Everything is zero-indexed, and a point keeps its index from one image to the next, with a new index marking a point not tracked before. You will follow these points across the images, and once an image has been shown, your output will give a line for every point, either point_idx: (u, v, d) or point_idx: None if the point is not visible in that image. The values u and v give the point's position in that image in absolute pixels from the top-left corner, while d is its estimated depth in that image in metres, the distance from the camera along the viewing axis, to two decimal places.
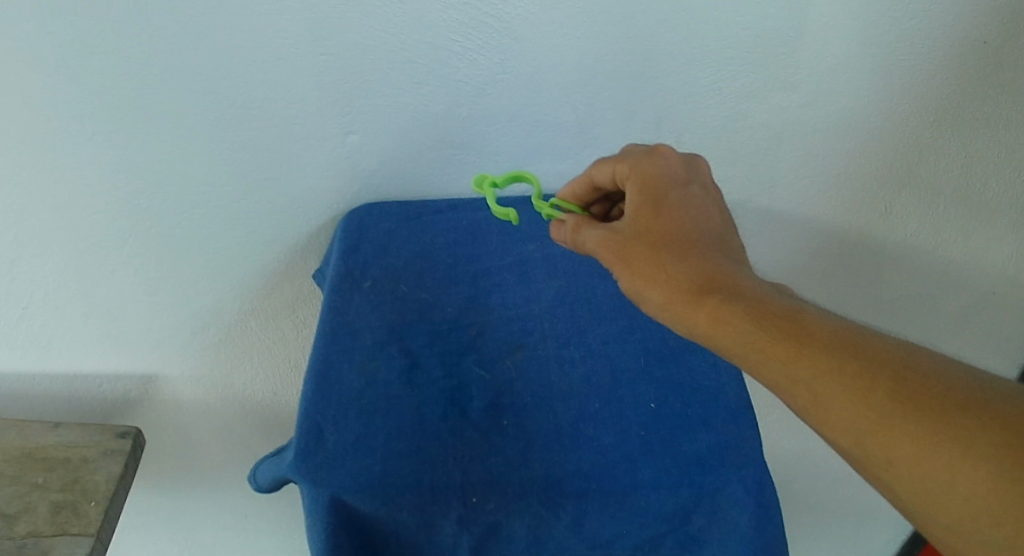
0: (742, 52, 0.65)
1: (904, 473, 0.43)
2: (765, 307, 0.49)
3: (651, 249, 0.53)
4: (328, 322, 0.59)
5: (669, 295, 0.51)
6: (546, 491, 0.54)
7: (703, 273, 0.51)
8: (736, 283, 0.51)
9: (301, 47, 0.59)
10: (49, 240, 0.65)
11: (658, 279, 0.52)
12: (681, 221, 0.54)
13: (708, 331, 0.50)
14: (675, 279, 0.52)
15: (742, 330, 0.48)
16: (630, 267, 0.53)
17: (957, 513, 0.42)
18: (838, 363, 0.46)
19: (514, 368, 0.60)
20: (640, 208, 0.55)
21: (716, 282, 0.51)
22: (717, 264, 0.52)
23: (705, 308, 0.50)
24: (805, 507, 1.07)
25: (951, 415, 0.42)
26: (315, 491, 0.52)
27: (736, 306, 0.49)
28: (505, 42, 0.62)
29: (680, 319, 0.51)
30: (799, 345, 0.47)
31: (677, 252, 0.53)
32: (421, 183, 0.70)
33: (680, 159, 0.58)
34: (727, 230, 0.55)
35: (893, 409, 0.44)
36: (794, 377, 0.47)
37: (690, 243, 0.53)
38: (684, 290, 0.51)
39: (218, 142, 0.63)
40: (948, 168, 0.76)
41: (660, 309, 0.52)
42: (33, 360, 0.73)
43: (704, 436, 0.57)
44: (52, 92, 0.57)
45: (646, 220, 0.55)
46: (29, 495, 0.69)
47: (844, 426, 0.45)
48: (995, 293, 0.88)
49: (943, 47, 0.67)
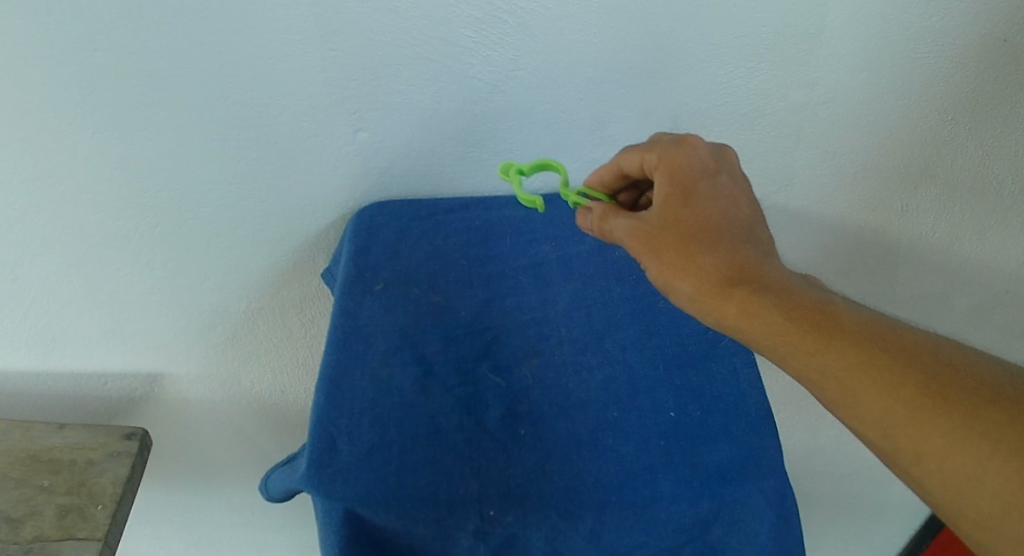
0: (760, 49, 0.64)
1: (933, 467, 0.43)
2: (796, 299, 0.48)
3: (678, 239, 0.51)
4: (339, 326, 0.58)
5: (698, 286, 0.50)
6: (565, 502, 0.53)
7: (732, 264, 0.50)
8: (767, 275, 0.50)
9: (310, 44, 0.57)
10: (51, 239, 0.63)
11: (686, 270, 0.51)
12: (710, 211, 0.52)
13: (737, 322, 0.49)
14: (703, 269, 0.50)
15: (774, 323, 0.48)
16: (656, 257, 0.52)
17: (985, 507, 0.42)
18: (868, 356, 0.46)
19: (531, 375, 0.58)
20: (668, 198, 0.53)
21: (746, 273, 0.50)
22: (747, 255, 0.51)
23: (734, 299, 0.49)
24: (815, 503, 1.07)
25: (981, 409, 0.43)
26: (329, 504, 0.50)
27: (766, 297, 0.48)
28: (519, 38, 0.60)
29: (708, 311, 0.50)
30: (830, 339, 0.46)
31: (706, 242, 0.51)
32: (432, 181, 0.68)
33: (709, 148, 0.55)
34: (755, 220, 0.53)
35: (924, 403, 0.44)
36: (824, 370, 0.46)
37: (718, 234, 0.51)
38: (715, 281, 0.50)
39: (225, 139, 0.61)
40: (965, 166, 0.74)
41: (688, 300, 0.51)
42: (36, 359, 0.72)
43: (724, 447, 0.56)
44: (52, 91, 0.55)
45: (675, 210, 0.53)
46: (34, 499, 0.68)
47: (875, 420, 0.45)
48: (1007, 291, 0.87)
49: (966, 45, 0.65)
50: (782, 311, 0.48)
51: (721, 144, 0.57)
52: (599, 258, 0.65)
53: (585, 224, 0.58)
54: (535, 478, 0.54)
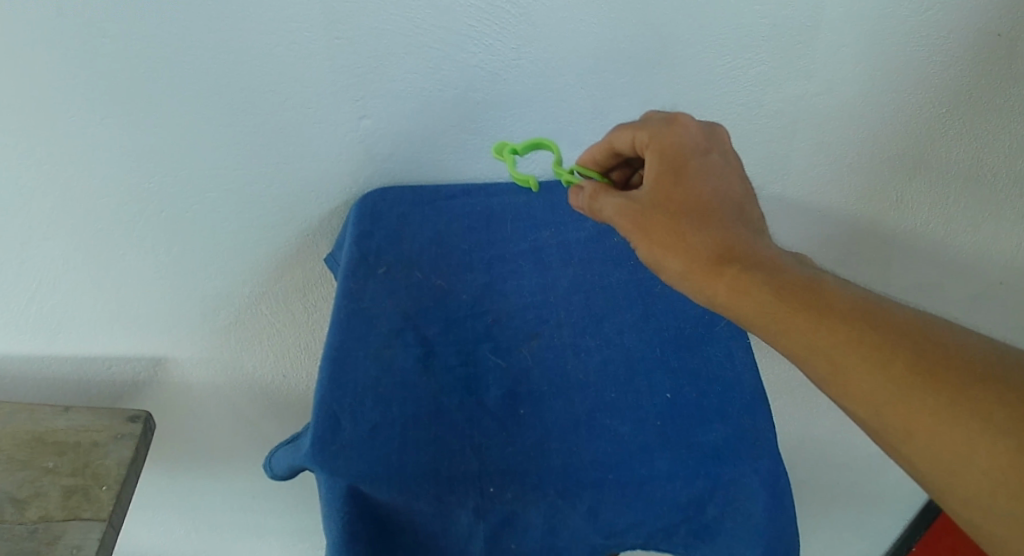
0: (758, 41, 0.65)
1: (923, 444, 0.44)
2: (785, 277, 0.49)
3: (669, 219, 0.53)
4: (342, 308, 0.59)
5: (688, 265, 0.51)
6: (563, 480, 0.53)
7: (722, 243, 0.51)
8: (756, 253, 0.51)
9: (315, 31, 0.58)
10: (60, 223, 0.64)
11: (676, 250, 0.52)
12: (701, 190, 0.53)
13: (728, 300, 0.50)
14: (693, 249, 0.51)
15: (763, 301, 0.49)
16: (646, 237, 0.53)
17: (975, 485, 0.42)
18: (857, 333, 0.46)
19: (531, 356, 0.59)
20: (659, 177, 0.54)
21: (735, 251, 0.51)
22: (737, 233, 0.52)
23: (723, 277, 0.50)
24: (809, 491, 1.08)
25: (969, 386, 0.43)
26: (332, 481, 0.51)
27: (754, 275, 0.49)
28: (521, 27, 0.61)
29: (699, 289, 0.51)
30: (820, 316, 0.47)
31: (697, 222, 0.52)
32: (435, 168, 0.69)
33: (701, 127, 0.57)
34: (747, 199, 0.54)
35: (911, 380, 0.44)
36: (812, 347, 0.47)
37: (708, 213, 0.52)
38: (705, 260, 0.51)
39: (230, 125, 0.62)
40: (960, 158, 0.75)
41: (679, 279, 0.52)
42: (42, 342, 0.73)
43: (720, 427, 0.56)
44: (61, 76, 0.56)
45: (666, 189, 0.54)
46: (39, 480, 0.69)
47: (863, 396, 0.46)
48: (1001, 283, 0.88)
49: (959, 39, 0.67)
50: (771, 288, 0.49)
51: (714, 124, 0.58)
52: (598, 243, 0.66)
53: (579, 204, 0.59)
54: (533, 457, 0.54)
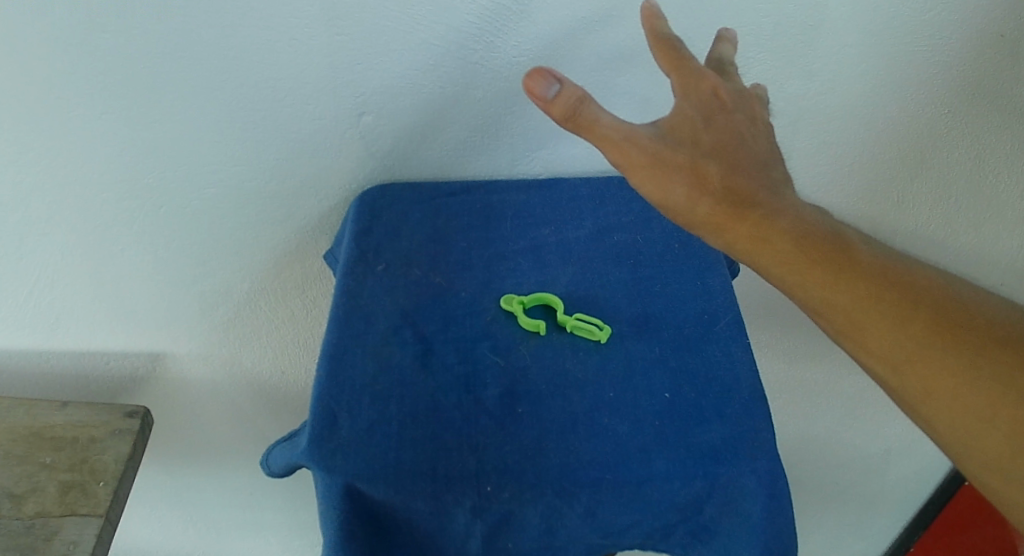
0: (759, 40, 0.65)
1: (940, 403, 0.44)
2: (810, 231, 0.48)
3: (690, 158, 0.48)
4: (341, 306, 0.59)
5: (708, 210, 0.47)
6: (560, 480, 0.52)
7: (742, 187, 0.48)
8: (775, 200, 0.48)
9: (316, 27, 0.58)
10: (58, 218, 0.65)
11: (697, 192, 0.47)
12: (728, 137, 0.50)
13: (751, 248, 0.47)
14: (715, 192, 0.48)
15: (785, 252, 0.47)
16: (663, 175, 0.47)
17: (988, 444, 0.43)
18: (876, 291, 0.46)
19: (529, 354, 0.59)
20: (687, 115, 0.49)
21: (755, 196, 0.48)
22: (756, 178, 0.49)
23: (748, 224, 0.47)
24: (808, 490, 1.08)
25: (986, 348, 0.44)
26: (329, 479, 0.51)
27: (781, 227, 0.47)
28: (522, 24, 0.61)
29: (720, 234, 0.47)
30: (843, 272, 0.46)
31: (721, 165, 0.48)
32: (434, 165, 0.69)
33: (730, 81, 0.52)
34: (769, 154, 0.51)
35: (931, 340, 0.45)
36: (831, 302, 0.46)
37: (735, 159, 0.49)
38: (730, 206, 0.47)
39: (229, 121, 0.62)
40: (962, 158, 0.75)
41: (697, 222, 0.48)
42: (40, 337, 0.73)
43: (718, 427, 0.55)
44: (59, 71, 0.56)
45: (692, 129, 0.49)
46: (36, 476, 0.68)
47: (880, 351, 0.46)
48: (1002, 285, 0.87)
49: (962, 39, 0.66)
50: (794, 240, 0.47)
51: (723, 58, 0.55)
52: (597, 242, 0.66)
53: (544, 98, 0.45)
54: (531, 456, 0.53)
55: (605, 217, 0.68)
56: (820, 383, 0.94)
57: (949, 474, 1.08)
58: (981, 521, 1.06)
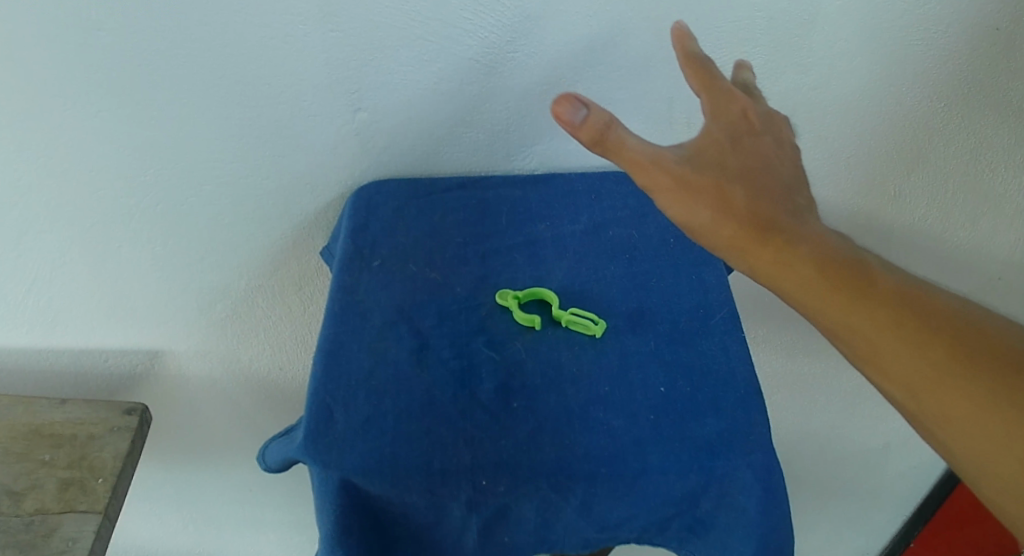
0: (754, 34, 0.65)
1: (959, 431, 0.43)
2: (831, 253, 0.47)
3: (715, 179, 0.47)
4: (336, 301, 0.60)
5: (729, 229, 0.46)
6: (556, 473, 0.52)
7: (767, 210, 0.47)
8: (798, 222, 0.47)
9: (311, 24, 0.58)
10: (56, 216, 0.65)
11: (722, 214, 0.47)
12: (755, 161, 0.49)
13: (771, 270, 0.46)
14: (740, 215, 0.47)
15: (804, 274, 0.46)
16: (686, 195, 0.46)
17: (1011, 476, 0.41)
18: (896, 315, 0.45)
19: (525, 348, 0.58)
20: (716, 138, 0.50)
21: (780, 221, 0.47)
22: (779, 201, 0.48)
23: (768, 245, 0.46)
24: (807, 485, 1.08)
25: (1009, 377, 0.42)
26: (324, 474, 0.51)
27: (802, 248, 0.46)
28: (517, 20, 0.61)
29: (740, 255, 0.46)
30: (861, 296, 0.45)
31: (745, 187, 0.48)
32: (430, 161, 0.69)
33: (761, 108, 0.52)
34: (796, 179, 0.50)
35: (952, 366, 0.43)
36: (848, 324, 0.45)
37: (761, 182, 0.48)
38: (752, 226, 0.46)
39: (225, 118, 0.62)
40: (958, 152, 0.75)
41: (717, 242, 0.47)
42: (39, 335, 0.73)
43: (713, 421, 0.54)
44: (56, 70, 0.57)
45: (721, 151, 0.49)
46: (35, 473, 0.69)
47: (903, 377, 0.44)
48: (1001, 279, 0.87)
49: (957, 32, 0.66)
50: (814, 262, 0.46)
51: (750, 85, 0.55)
52: (592, 237, 0.66)
53: (571, 123, 0.44)
54: (527, 450, 0.53)
55: (600, 212, 0.68)
56: (818, 378, 0.94)
57: (948, 470, 1.08)
58: (980, 516, 1.07)
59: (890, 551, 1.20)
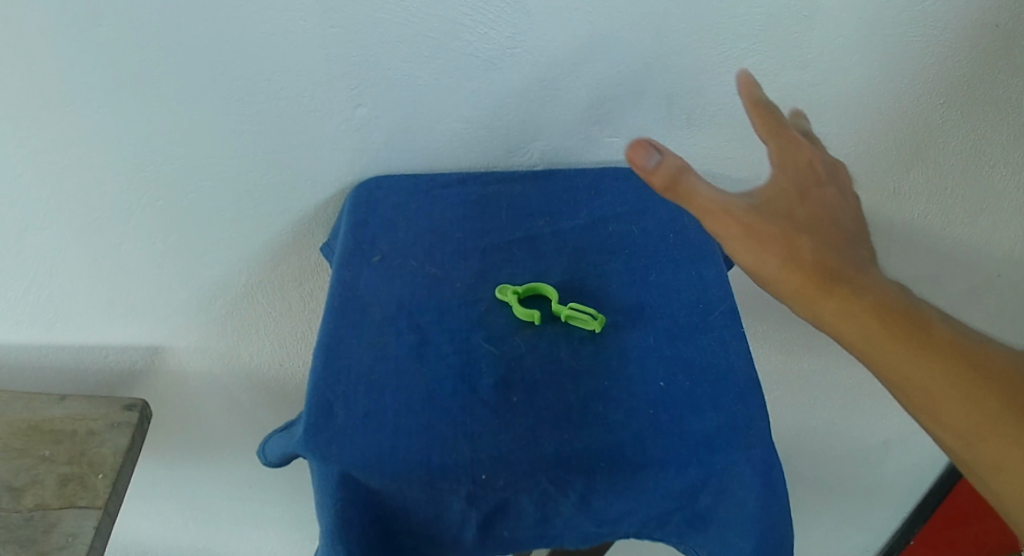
0: (754, 30, 0.65)
1: (1014, 480, 0.42)
2: (895, 303, 0.45)
3: (783, 228, 0.46)
4: (336, 297, 0.60)
5: (798, 278, 0.45)
6: (556, 467, 0.52)
7: (835, 260, 0.46)
8: (862, 272, 0.46)
9: (311, 20, 0.59)
10: (56, 212, 0.65)
11: (789, 262, 0.45)
12: (820, 211, 0.48)
13: (836, 321, 0.44)
14: (807, 263, 0.45)
15: (869, 323, 0.44)
16: (754, 243, 0.45)
17: None
18: (957, 366, 0.44)
19: (524, 343, 0.58)
20: (783, 187, 0.49)
21: (845, 270, 0.46)
22: (845, 251, 0.47)
23: (835, 296, 0.44)
24: (806, 482, 1.09)
25: None
26: (324, 468, 0.51)
27: (867, 298, 0.45)
28: (517, 16, 0.61)
29: (806, 305, 0.45)
30: (925, 347, 0.44)
31: (812, 237, 0.46)
32: (429, 157, 0.69)
33: (825, 157, 0.51)
34: (857, 230, 0.49)
35: (1008, 418, 0.43)
36: (911, 376, 0.44)
37: (828, 232, 0.47)
38: (819, 276, 0.45)
39: (226, 114, 0.62)
40: (957, 149, 0.75)
41: (785, 292, 0.45)
42: (40, 331, 0.74)
43: (713, 415, 0.54)
44: (56, 66, 0.57)
45: (787, 201, 0.48)
46: (35, 469, 0.69)
47: (962, 429, 0.43)
48: (999, 275, 0.87)
49: (956, 29, 0.67)
50: (878, 313, 0.45)
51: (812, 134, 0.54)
52: (592, 232, 0.66)
53: (645, 168, 0.43)
54: (526, 445, 0.53)
55: (600, 207, 0.68)
56: (817, 374, 0.94)
57: (947, 466, 1.08)
58: (980, 512, 1.07)
59: (888, 548, 1.20)
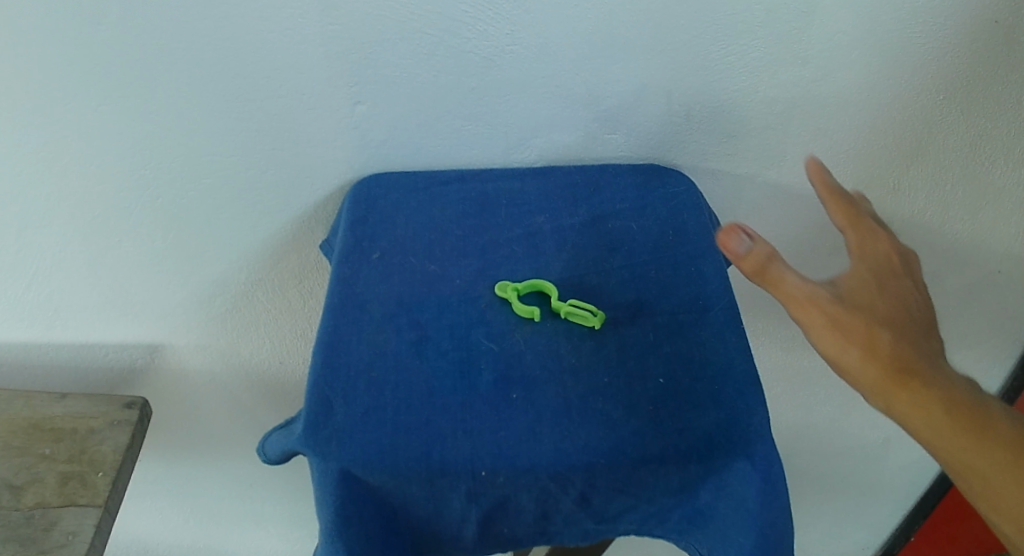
0: (753, 26, 0.65)
1: None
2: (961, 398, 0.50)
3: (866, 323, 0.52)
4: (336, 294, 0.60)
5: (875, 373, 0.50)
6: (555, 464, 0.51)
7: (910, 355, 0.51)
8: (935, 367, 0.51)
9: (310, 18, 0.58)
10: (56, 210, 0.65)
11: (867, 356, 0.51)
12: (899, 304, 0.54)
13: (905, 413, 0.50)
14: (884, 359, 0.51)
15: (935, 413, 0.49)
16: (839, 336, 0.51)
17: None
18: (1012, 457, 0.49)
19: (524, 340, 0.58)
20: (864, 281, 0.55)
21: (918, 365, 0.51)
22: (919, 347, 0.52)
23: (909, 390, 0.50)
24: (805, 478, 1.09)
25: None
26: (324, 465, 0.51)
27: (936, 392, 0.50)
28: (516, 12, 0.61)
29: (881, 398, 0.50)
30: (985, 440, 0.49)
31: (890, 331, 0.52)
32: (428, 154, 0.69)
33: (904, 253, 0.58)
34: (932, 322, 0.55)
35: None
36: (969, 464, 0.50)
37: (905, 326, 0.53)
38: (895, 369, 0.50)
39: (225, 112, 0.62)
40: (956, 145, 0.75)
41: (862, 383, 0.51)
42: (40, 329, 0.74)
43: (712, 413, 0.54)
44: (55, 64, 0.57)
45: (868, 294, 0.54)
46: (35, 467, 0.69)
47: (1012, 511, 0.50)
48: (1000, 272, 0.87)
49: (956, 25, 0.66)
50: (946, 405, 0.50)
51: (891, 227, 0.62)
52: (591, 229, 0.66)
53: (736, 252, 0.53)
54: (526, 441, 0.52)
55: (600, 204, 0.68)
56: (817, 371, 0.94)
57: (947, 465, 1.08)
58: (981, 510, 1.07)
59: (888, 545, 1.20)
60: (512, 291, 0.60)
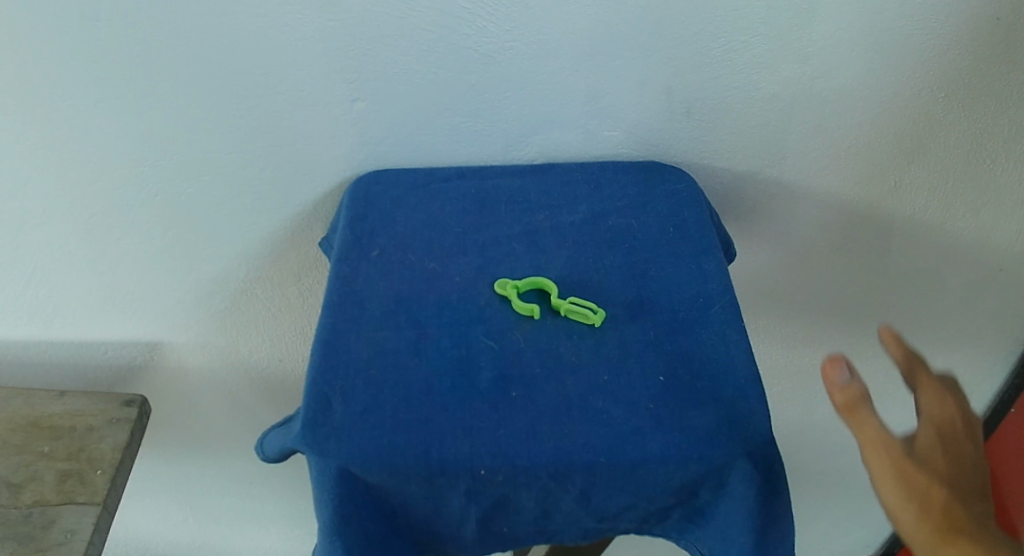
0: (753, 23, 0.64)
1: None
2: None
3: (928, 480, 0.43)
4: (335, 291, 0.60)
5: (926, 531, 0.42)
6: (555, 463, 0.51)
7: (976, 523, 0.42)
8: (999, 535, 0.42)
9: (308, 14, 0.58)
10: (55, 207, 0.65)
11: (923, 513, 0.42)
12: (970, 471, 0.45)
13: None
14: (942, 519, 0.42)
15: None
16: (902, 484, 0.43)
17: None
18: None
19: (524, 338, 0.57)
20: (930, 444, 0.46)
21: (979, 527, 0.42)
22: (989, 519, 0.43)
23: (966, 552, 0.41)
24: (806, 476, 1.09)
25: None
26: (323, 463, 0.51)
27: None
28: (515, 9, 0.61)
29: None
30: None
31: (953, 488, 0.44)
32: (428, 151, 0.69)
33: (976, 417, 0.48)
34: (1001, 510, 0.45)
35: None
36: None
37: (969, 484, 0.45)
38: (957, 529, 0.41)
39: (223, 109, 0.62)
40: (958, 142, 0.75)
41: (913, 537, 0.42)
42: (40, 326, 0.74)
43: (713, 411, 0.53)
44: (53, 60, 0.57)
45: (931, 454, 0.45)
46: (34, 465, 0.68)
47: None
48: (1002, 270, 0.87)
49: (957, 21, 0.66)
50: None
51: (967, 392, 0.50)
52: (592, 226, 0.66)
53: (837, 382, 0.47)
54: (526, 439, 0.52)
55: (600, 202, 0.68)
56: (817, 369, 0.94)
57: None
58: None
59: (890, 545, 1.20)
60: (512, 288, 0.60)
